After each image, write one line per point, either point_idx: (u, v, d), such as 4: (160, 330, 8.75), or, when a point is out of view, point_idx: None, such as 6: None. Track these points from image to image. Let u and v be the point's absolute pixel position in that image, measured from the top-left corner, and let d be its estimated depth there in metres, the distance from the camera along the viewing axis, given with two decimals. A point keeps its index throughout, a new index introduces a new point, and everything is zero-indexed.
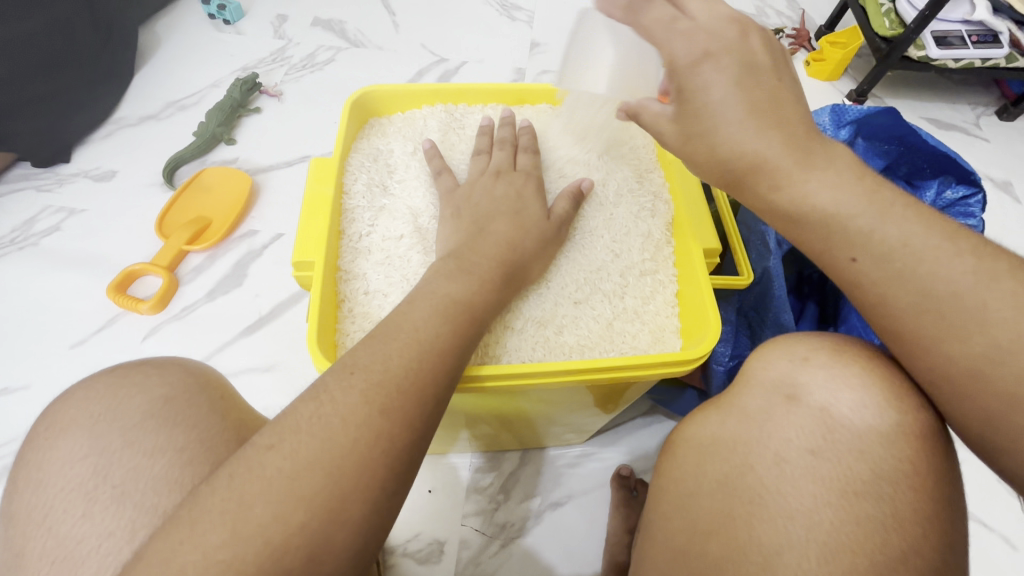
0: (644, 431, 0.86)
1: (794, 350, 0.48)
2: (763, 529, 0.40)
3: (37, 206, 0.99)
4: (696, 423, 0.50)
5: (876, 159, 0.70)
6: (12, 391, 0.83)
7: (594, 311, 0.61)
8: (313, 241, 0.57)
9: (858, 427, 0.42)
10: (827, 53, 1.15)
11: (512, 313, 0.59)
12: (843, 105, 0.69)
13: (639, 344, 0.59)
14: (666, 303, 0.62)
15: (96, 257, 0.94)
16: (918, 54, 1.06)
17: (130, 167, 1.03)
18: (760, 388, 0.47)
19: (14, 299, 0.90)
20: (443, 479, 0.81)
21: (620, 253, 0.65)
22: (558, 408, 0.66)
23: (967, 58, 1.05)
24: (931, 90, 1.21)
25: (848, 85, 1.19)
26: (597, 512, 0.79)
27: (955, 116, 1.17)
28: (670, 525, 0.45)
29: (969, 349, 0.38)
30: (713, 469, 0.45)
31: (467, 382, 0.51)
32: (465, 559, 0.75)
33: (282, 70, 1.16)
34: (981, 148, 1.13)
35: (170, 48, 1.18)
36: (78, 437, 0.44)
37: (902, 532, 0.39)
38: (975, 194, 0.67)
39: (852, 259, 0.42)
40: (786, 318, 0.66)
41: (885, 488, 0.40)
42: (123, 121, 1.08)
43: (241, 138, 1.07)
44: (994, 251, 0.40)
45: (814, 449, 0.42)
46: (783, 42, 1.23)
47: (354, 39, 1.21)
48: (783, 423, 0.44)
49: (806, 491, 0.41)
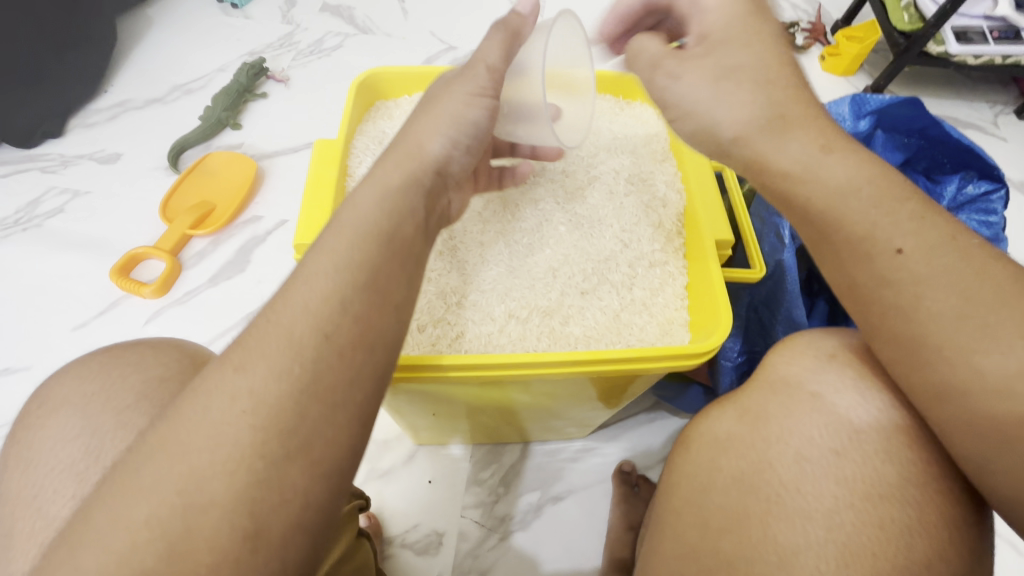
0: (648, 427, 0.84)
1: (819, 346, 0.47)
2: (779, 529, 0.39)
3: (42, 187, 0.98)
4: (711, 417, 0.49)
5: (895, 151, 0.70)
6: (13, 370, 0.83)
7: (601, 302, 0.60)
8: (315, 225, 0.56)
9: (883, 427, 0.41)
10: (843, 48, 1.12)
11: (520, 303, 0.59)
12: (864, 95, 0.67)
13: (646, 337, 0.57)
14: (676, 296, 0.60)
15: (100, 239, 0.93)
16: (938, 49, 1.03)
17: (136, 150, 1.02)
18: (781, 386, 0.46)
19: (18, 279, 0.90)
20: (444, 470, 0.80)
21: (630, 243, 0.64)
22: (561, 401, 0.64)
23: (988, 54, 1.02)
24: (948, 88, 1.18)
25: (864, 81, 1.16)
26: (598, 506, 0.78)
27: (973, 114, 1.14)
28: (684, 521, 0.44)
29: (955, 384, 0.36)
30: (728, 465, 0.44)
31: (469, 368, 0.50)
32: (464, 551, 0.75)
33: (290, 56, 1.14)
34: (998, 148, 1.10)
35: (177, 31, 1.17)
36: (71, 416, 0.44)
37: (926, 538, 0.37)
38: (998, 189, 0.67)
39: (896, 251, 0.39)
40: (798, 314, 0.64)
41: (911, 492, 0.39)
42: (129, 104, 1.07)
43: (246, 123, 1.06)
44: (990, 275, 0.38)
45: (838, 449, 0.41)
46: (799, 36, 1.20)
47: (362, 26, 1.20)
48: (806, 421, 0.43)
49: (828, 492, 0.39)
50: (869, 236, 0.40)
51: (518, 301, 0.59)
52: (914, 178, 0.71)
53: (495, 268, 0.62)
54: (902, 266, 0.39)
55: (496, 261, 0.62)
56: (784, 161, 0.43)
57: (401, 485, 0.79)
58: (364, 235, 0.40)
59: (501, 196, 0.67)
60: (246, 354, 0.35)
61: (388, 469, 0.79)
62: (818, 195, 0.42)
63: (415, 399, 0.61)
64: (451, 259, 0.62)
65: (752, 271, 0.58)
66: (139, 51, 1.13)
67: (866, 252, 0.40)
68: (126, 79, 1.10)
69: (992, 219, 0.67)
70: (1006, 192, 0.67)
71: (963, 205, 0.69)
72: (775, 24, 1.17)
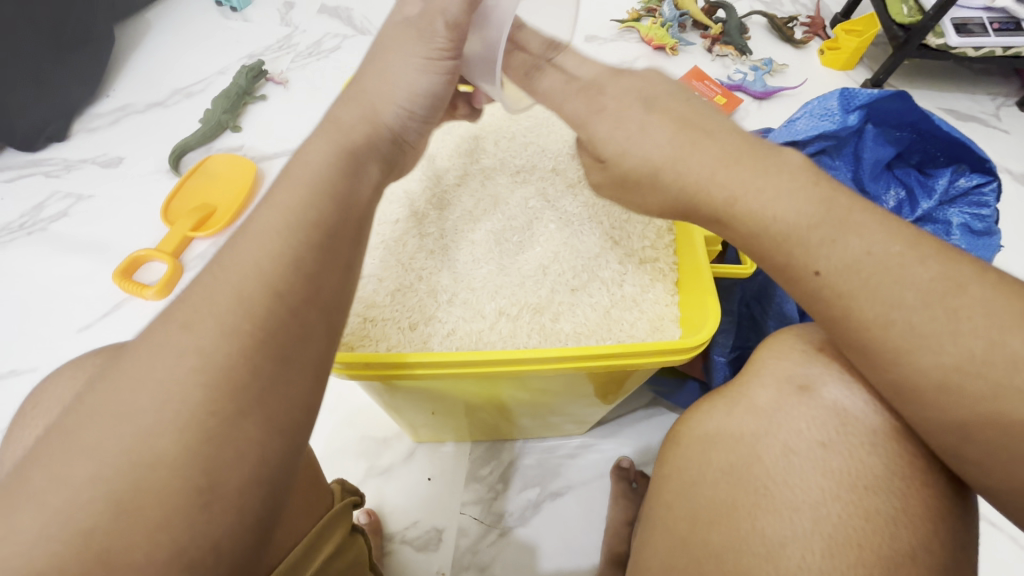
0: (646, 423, 0.85)
1: (808, 341, 0.48)
2: (767, 521, 0.39)
3: (46, 191, 0.99)
4: (702, 412, 0.49)
5: (887, 145, 0.70)
6: (19, 372, 0.84)
7: (592, 299, 0.60)
8: None
9: (870, 417, 0.42)
10: (842, 42, 1.12)
11: (509, 301, 0.59)
12: (852, 89, 0.67)
13: (637, 333, 0.58)
14: (666, 292, 0.61)
15: (103, 242, 0.95)
16: (937, 42, 1.02)
17: (137, 154, 1.03)
18: (772, 379, 0.46)
19: (22, 282, 0.91)
20: (443, 466, 0.81)
21: (620, 240, 0.65)
22: (557, 397, 0.65)
23: (988, 46, 1.01)
24: (950, 80, 1.17)
25: (864, 75, 1.16)
26: (596, 503, 0.78)
27: (974, 107, 1.14)
28: (674, 514, 0.44)
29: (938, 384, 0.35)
30: (718, 458, 0.44)
31: (458, 365, 0.50)
32: (463, 547, 0.75)
33: (288, 58, 1.15)
34: (1000, 140, 1.09)
35: (177, 34, 1.18)
36: None
37: (911, 529, 0.38)
38: (989, 182, 0.67)
39: (816, 273, 0.39)
40: (789, 308, 0.69)
41: (897, 484, 0.39)
42: (131, 108, 1.08)
43: (246, 125, 1.07)
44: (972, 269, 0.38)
45: (825, 442, 0.41)
46: (798, 30, 1.20)
47: (360, 27, 1.20)
48: (795, 414, 0.43)
49: (815, 484, 0.40)
50: (787, 265, 0.40)
51: (508, 298, 0.59)
52: (906, 172, 0.72)
53: (485, 266, 0.62)
54: (832, 287, 0.38)
55: (487, 259, 0.62)
56: (713, 202, 0.42)
57: (400, 483, 0.79)
58: (341, 228, 0.39)
59: (492, 195, 0.68)
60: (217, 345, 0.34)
61: (388, 467, 0.80)
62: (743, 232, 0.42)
63: (411, 397, 0.61)
64: (442, 258, 0.63)
65: (743, 267, 0.58)
66: (139, 55, 1.15)
67: (791, 277, 0.40)
68: (127, 84, 1.11)
69: (985, 212, 0.68)
70: (998, 185, 0.67)
71: (956, 197, 0.69)
72: (772, 18, 1.17)
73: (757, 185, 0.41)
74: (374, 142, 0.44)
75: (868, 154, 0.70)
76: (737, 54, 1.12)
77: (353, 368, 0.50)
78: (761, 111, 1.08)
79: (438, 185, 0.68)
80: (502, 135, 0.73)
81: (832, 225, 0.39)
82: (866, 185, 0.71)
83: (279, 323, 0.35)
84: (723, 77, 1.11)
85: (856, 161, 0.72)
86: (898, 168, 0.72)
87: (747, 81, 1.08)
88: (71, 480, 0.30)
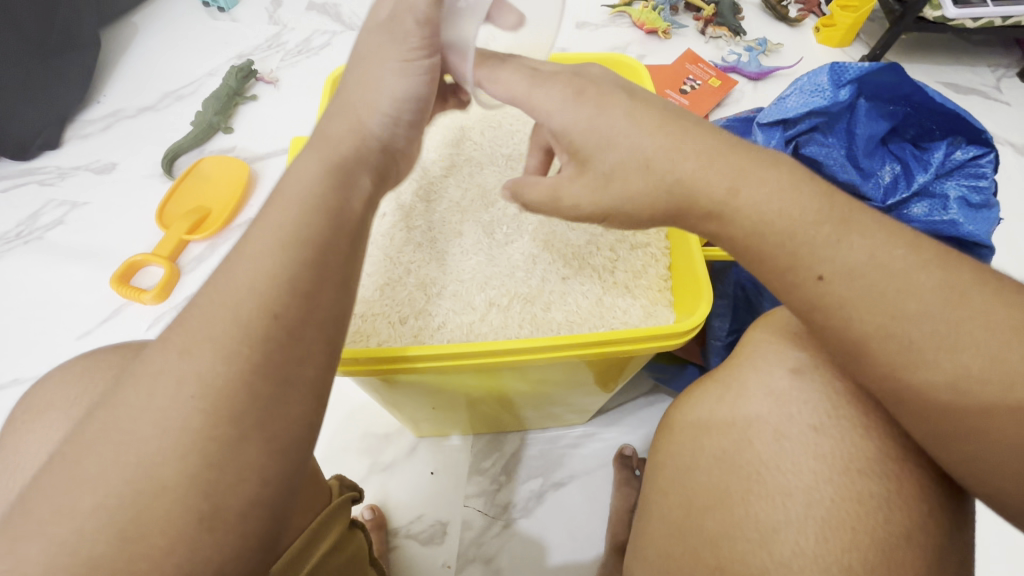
0: (647, 411, 0.84)
1: (801, 323, 0.47)
2: (761, 506, 0.39)
3: (41, 200, 0.99)
4: (695, 397, 0.49)
5: (880, 120, 0.69)
6: (21, 381, 0.85)
7: (583, 287, 0.59)
8: None
9: (865, 401, 0.41)
10: (837, 18, 1.09)
11: (501, 291, 0.59)
12: (842, 64, 0.66)
13: (630, 319, 0.57)
14: (658, 278, 0.61)
15: (98, 249, 0.95)
16: (935, 14, 0.99)
17: (130, 160, 1.03)
18: (766, 363, 0.45)
19: (21, 291, 0.92)
20: (445, 461, 0.81)
21: (610, 227, 0.64)
22: (555, 387, 0.65)
23: (987, 16, 0.99)
24: (950, 52, 1.15)
25: (860, 51, 1.14)
26: (598, 492, 0.78)
27: (975, 79, 1.12)
28: (670, 500, 0.44)
29: (941, 368, 0.34)
30: (709, 444, 0.43)
31: (447, 357, 0.49)
32: (467, 540, 0.75)
33: (278, 56, 1.14)
34: (1001, 113, 1.07)
35: (164, 36, 1.17)
36: (62, 419, 0.44)
37: (904, 511, 0.38)
38: (986, 153, 0.67)
39: (819, 276, 0.36)
40: None
41: (891, 467, 0.39)
42: (122, 113, 1.08)
43: (238, 125, 1.06)
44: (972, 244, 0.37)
45: (818, 426, 0.41)
46: (793, 8, 1.18)
47: (349, 22, 1.20)
48: (786, 398, 0.42)
49: (807, 468, 0.39)
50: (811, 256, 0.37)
51: (498, 289, 0.59)
52: (902, 146, 0.70)
53: (474, 257, 0.62)
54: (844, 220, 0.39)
55: (476, 250, 0.62)
56: (710, 198, 0.37)
57: (404, 479, 0.79)
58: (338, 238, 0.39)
59: (480, 186, 0.67)
60: (188, 336, 0.34)
61: (390, 463, 0.80)
62: (736, 233, 0.38)
63: (409, 392, 0.61)
64: (431, 250, 0.62)
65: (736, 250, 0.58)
66: (127, 60, 1.14)
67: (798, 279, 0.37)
68: (118, 88, 1.10)
69: (982, 183, 0.67)
70: (994, 156, 0.67)
71: (952, 170, 0.68)
72: None
73: (786, 173, 0.37)
74: (363, 156, 0.43)
75: (863, 130, 0.69)
76: (730, 35, 1.10)
77: (349, 364, 0.50)
78: (757, 91, 1.07)
79: (426, 177, 0.68)
80: (488, 125, 0.72)
81: (847, 228, 0.36)
82: (860, 161, 0.70)
83: (253, 329, 0.34)
84: (717, 59, 1.10)
85: (850, 138, 0.70)
86: (894, 142, 0.71)
87: (741, 63, 1.07)
88: (62, 486, 0.31)
